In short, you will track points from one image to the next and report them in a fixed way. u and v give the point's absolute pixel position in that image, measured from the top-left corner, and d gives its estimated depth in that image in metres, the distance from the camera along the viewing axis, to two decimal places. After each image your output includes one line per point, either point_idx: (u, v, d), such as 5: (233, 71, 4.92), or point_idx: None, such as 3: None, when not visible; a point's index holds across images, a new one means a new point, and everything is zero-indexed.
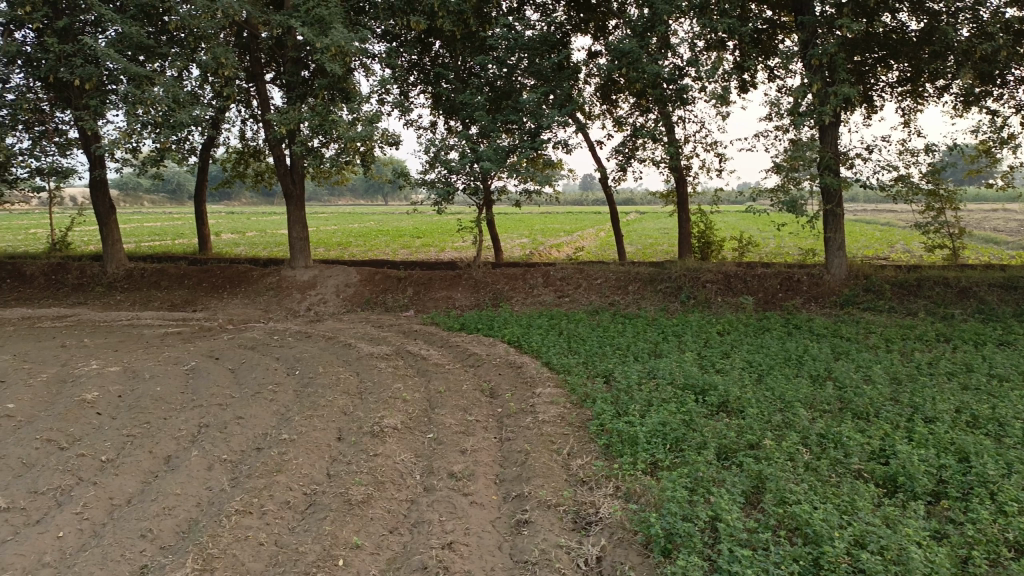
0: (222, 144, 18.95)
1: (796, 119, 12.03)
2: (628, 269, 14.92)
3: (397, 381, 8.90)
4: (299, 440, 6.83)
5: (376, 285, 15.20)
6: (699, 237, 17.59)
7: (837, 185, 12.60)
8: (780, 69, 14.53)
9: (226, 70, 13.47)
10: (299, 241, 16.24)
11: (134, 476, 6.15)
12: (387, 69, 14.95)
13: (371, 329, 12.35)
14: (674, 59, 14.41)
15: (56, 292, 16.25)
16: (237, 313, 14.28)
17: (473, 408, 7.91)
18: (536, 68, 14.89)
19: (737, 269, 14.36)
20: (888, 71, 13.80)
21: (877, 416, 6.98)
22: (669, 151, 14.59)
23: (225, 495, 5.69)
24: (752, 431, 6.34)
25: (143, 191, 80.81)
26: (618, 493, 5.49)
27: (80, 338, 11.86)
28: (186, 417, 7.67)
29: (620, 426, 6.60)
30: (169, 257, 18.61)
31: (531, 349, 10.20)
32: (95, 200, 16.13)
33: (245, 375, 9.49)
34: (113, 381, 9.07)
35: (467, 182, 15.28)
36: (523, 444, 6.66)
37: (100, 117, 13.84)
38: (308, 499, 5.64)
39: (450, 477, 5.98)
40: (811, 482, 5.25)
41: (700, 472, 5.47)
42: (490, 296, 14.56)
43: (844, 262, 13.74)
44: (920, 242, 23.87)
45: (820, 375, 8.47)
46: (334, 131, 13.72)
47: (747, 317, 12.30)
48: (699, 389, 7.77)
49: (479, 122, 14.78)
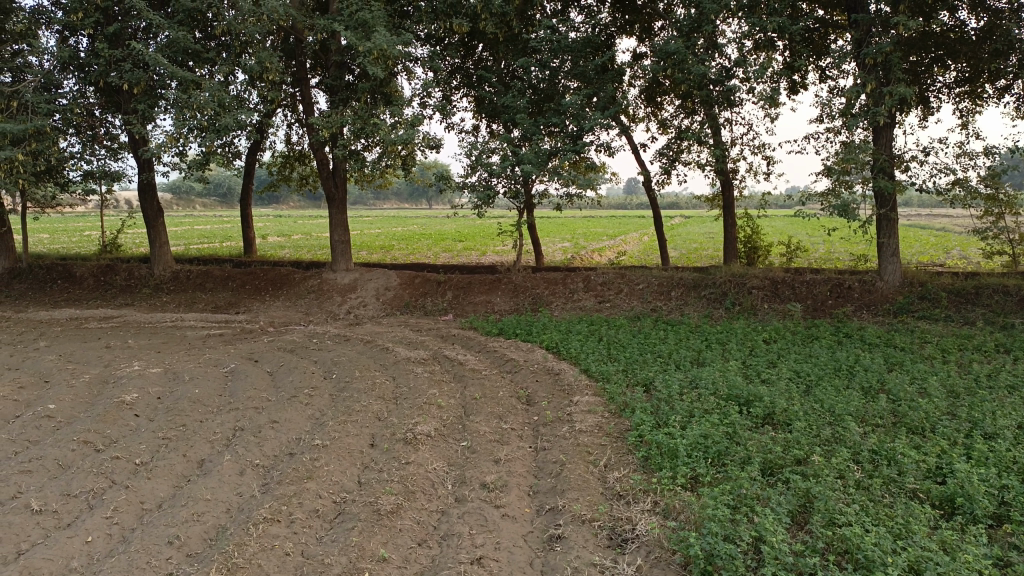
0: (268, 148, 19.15)
1: (849, 120, 11.63)
2: (671, 274, 14.61)
3: (433, 386, 8.78)
4: (332, 445, 6.74)
5: (416, 289, 15.15)
6: (746, 242, 17.16)
7: (892, 189, 12.15)
8: (833, 70, 14.11)
9: (270, 74, 13.54)
10: (341, 245, 16.29)
11: (166, 480, 6.16)
12: (429, 72, 14.91)
13: (410, 333, 12.28)
14: (720, 60, 14.09)
15: (104, 293, 16.58)
16: (278, 316, 14.36)
17: (509, 415, 7.75)
18: (579, 70, 14.69)
19: (785, 275, 13.95)
20: (946, 71, 13.21)
21: (934, 432, 6.61)
22: (716, 153, 14.24)
23: (254, 502, 5.63)
24: (799, 446, 6.05)
25: (195, 195, 82.75)
26: (656, 509, 5.26)
27: (124, 339, 12.03)
28: (221, 420, 7.66)
29: (660, 437, 6.36)
30: (215, 259, 18.86)
31: (570, 355, 10.00)
32: (144, 202, 16.40)
33: (282, 378, 9.49)
34: (153, 383, 9.15)
35: (508, 185, 15.16)
36: (558, 454, 6.46)
37: (147, 122, 14.06)
38: (337, 507, 5.53)
39: (482, 488, 5.82)
40: (862, 502, 4.95)
41: (744, 489, 5.21)
42: (530, 300, 14.39)
43: (898, 269, 13.21)
44: (979, 248, 22.97)
45: (872, 387, 8.09)
46: (375, 134, 13.70)
47: (794, 325, 11.91)
48: (744, 400, 7.48)
49: (521, 125, 14.60)
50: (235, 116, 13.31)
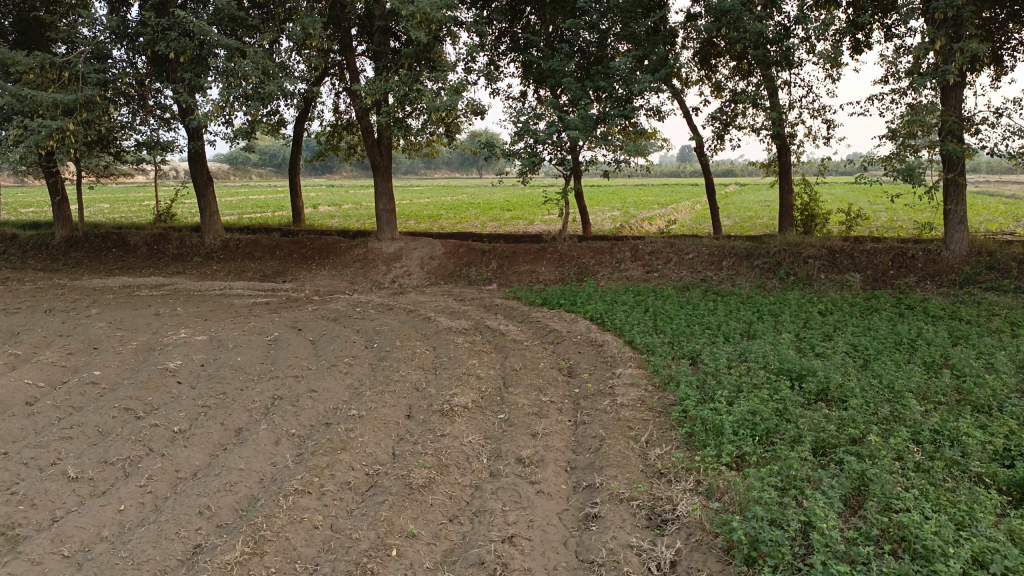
0: (316, 117, 19.11)
1: (916, 80, 10.97)
2: (722, 243, 14.13)
3: (473, 357, 8.62)
4: (368, 416, 6.64)
5: (461, 258, 14.99)
6: (802, 209, 16.50)
7: (961, 153, 11.46)
8: (900, 27, 13.34)
9: (313, 40, 13.40)
10: (386, 213, 16.20)
11: (202, 449, 6.17)
12: (475, 36, 14.58)
13: (453, 303, 12.14)
14: (779, 18, 13.44)
15: (157, 261, 16.84)
16: (324, 284, 14.37)
17: (549, 388, 7.54)
18: (629, 32, 14.19)
19: (844, 244, 13.35)
20: (1022, 28, 12.37)
21: (1001, 411, 6.17)
22: (772, 117, 13.63)
23: (287, 473, 5.58)
24: (854, 425, 5.71)
25: (251, 166, 84.20)
26: (699, 489, 5.01)
27: (173, 307, 12.17)
28: (261, 389, 7.64)
29: (705, 413, 6.08)
30: (264, 228, 18.99)
31: (614, 327, 9.71)
32: (194, 172, 16.52)
33: (324, 346, 9.44)
34: (198, 350, 9.20)
35: (554, 152, 14.81)
36: (598, 429, 6.24)
37: (194, 91, 14.08)
38: (369, 480, 5.42)
39: (518, 463, 5.64)
40: (921, 486, 4.62)
41: (793, 470, 4.91)
42: (575, 270, 14.10)
43: (966, 237, 12.52)
44: None
45: (935, 363, 7.63)
46: (419, 101, 13.46)
47: (852, 296, 11.38)
48: (795, 375, 7.13)
49: (567, 89, 14.19)
50: (279, 83, 13.22)
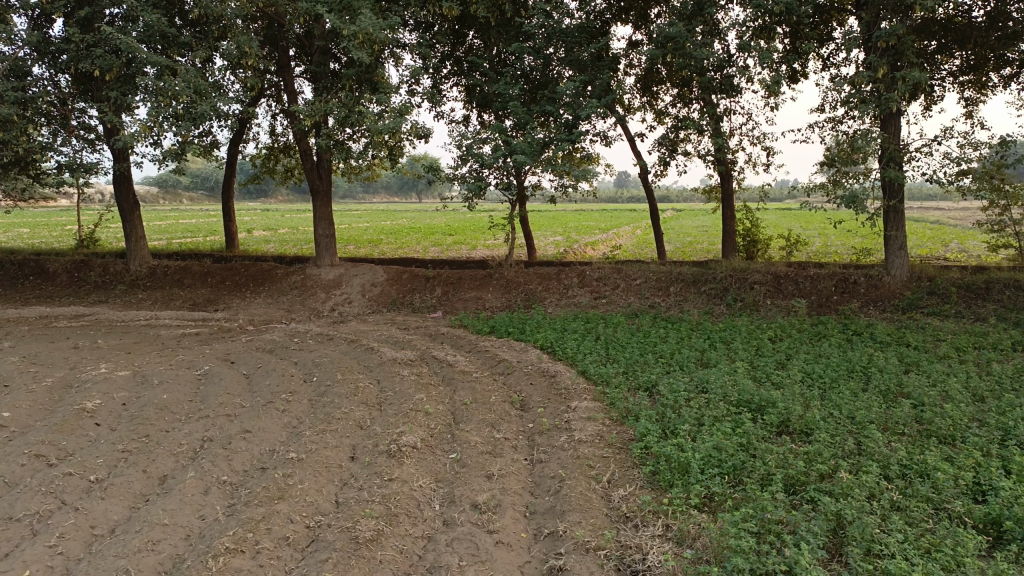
0: (252, 139, 18.43)
1: (860, 108, 11.07)
2: (669, 269, 14.03)
3: (420, 390, 8.17)
4: (308, 459, 6.13)
5: (404, 285, 14.53)
6: (744, 235, 16.60)
7: (901, 180, 11.62)
8: (836, 57, 13.59)
9: (249, 59, 12.85)
10: (325, 238, 15.63)
11: (122, 501, 5.57)
12: (418, 58, 14.27)
13: (397, 332, 11.66)
14: (721, 45, 13.54)
15: (78, 290, 15.86)
16: (259, 313, 13.71)
17: (501, 423, 7.16)
18: (574, 57, 14.09)
19: (788, 270, 13.40)
20: (950, 59, 12.70)
21: (965, 442, 6.05)
22: (716, 143, 13.66)
23: (218, 527, 5.05)
24: (822, 460, 5.49)
25: (183, 188, 81.80)
26: (668, 535, 4.71)
27: (94, 339, 11.36)
28: (189, 430, 7.03)
29: (669, 450, 5.79)
30: (194, 253, 18.14)
31: (566, 356, 9.41)
32: (119, 195, 15.65)
33: (259, 380, 8.86)
34: (120, 387, 8.51)
35: (500, 176, 14.54)
36: (557, 468, 5.89)
37: (121, 110, 13.36)
38: (310, 534, 4.93)
39: (473, 509, 5.24)
40: (900, 526, 4.40)
41: (768, 513, 4.65)
42: (522, 297, 13.79)
43: (906, 262, 12.69)
44: (978, 242, 22.49)
45: (891, 391, 7.54)
46: (360, 123, 13.05)
47: (800, 322, 11.37)
48: (755, 407, 6.92)
49: (513, 113, 13.98)
50: (211, 103, 12.61)
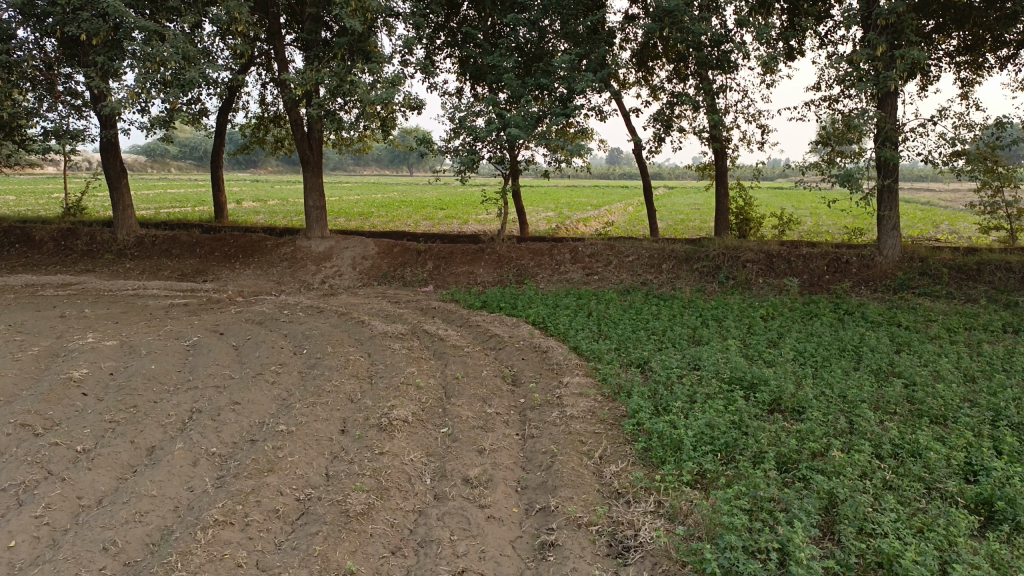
0: (242, 108, 18.16)
1: (857, 86, 10.98)
2: (662, 246, 13.98)
3: (411, 364, 8.12)
4: (297, 432, 6.08)
5: (395, 258, 14.42)
6: (737, 213, 16.54)
7: (895, 160, 11.57)
8: (834, 35, 13.46)
9: (239, 25, 12.60)
10: (316, 211, 15.48)
11: (109, 472, 5.51)
12: (411, 28, 14.04)
13: (388, 306, 11.59)
14: (719, 20, 13.38)
15: (64, 258, 15.68)
16: (248, 285, 13.58)
17: (493, 398, 7.13)
18: (569, 30, 13.90)
19: (781, 249, 13.37)
20: (947, 39, 12.59)
21: (956, 422, 6.05)
22: (712, 119, 13.55)
23: (207, 499, 5.00)
24: (815, 438, 5.49)
25: (171, 157, 80.97)
26: (660, 511, 4.70)
27: (81, 308, 11.24)
28: (177, 401, 6.96)
29: (661, 426, 5.77)
30: (183, 223, 17.93)
31: (558, 332, 9.37)
32: (106, 163, 15.42)
33: (248, 352, 8.78)
34: (107, 357, 8.42)
35: (493, 150, 14.39)
36: (548, 443, 5.87)
37: (108, 76, 13.12)
38: (300, 507, 4.89)
39: (464, 484, 5.21)
40: (893, 505, 4.40)
41: (760, 490, 4.64)
42: (514, 272, 13.72)
43: (899, 243, 12.67)
44: (969, 223, 22.54)
45: (883, 370, 7.54)
46: (352, 93, 12.85)
47: (792, 301, 11.37)
48: (747, 384, 6.91)
49: (507, 86, 13.80)
50: (200, 70, 12.38)
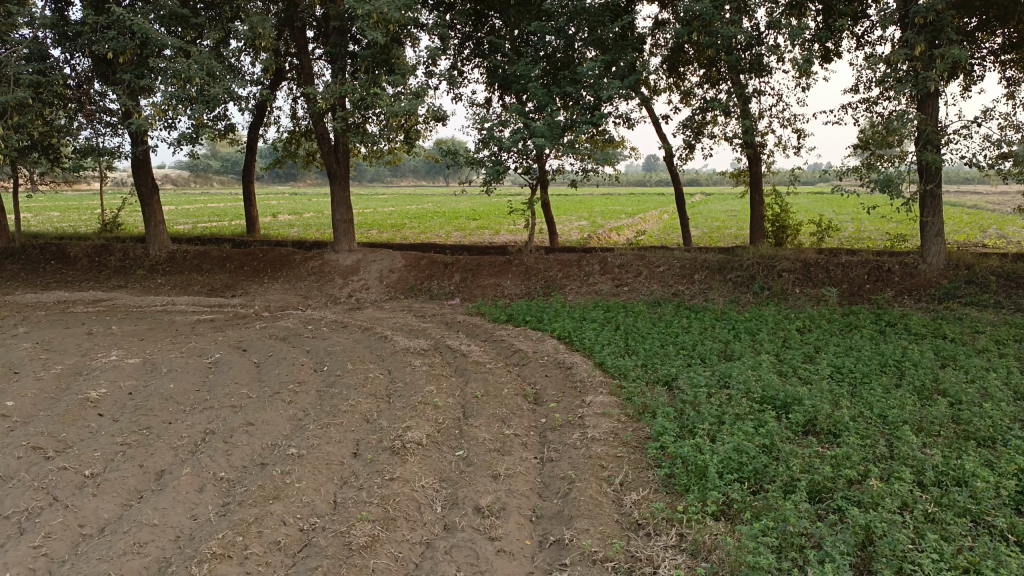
0: (273, 122, 18.23)
1: (895, 88, 10.53)
2: (694, 255, 13.59)
3: (431, 382, 7.91)
4: (308, 455, 5.89)
5: (422, 271, 14.27)
6: (774, 220, 16.05)
7: (938, 164, 11.06)
8: (872, 35, 13.00)
9: (263, 40, 12.60)
10: (343, 224, 15.41)
11: (114, 498, 5.39)
12: (436, 40, 13.92)
13: (413, 320, 11.41)
14: (751, 22, 13.01)
15: (98, 275, 15.85)
16: (275, 299, 13.53)
17: (513, 418, 6.88)
18: (596, 37, 13.64)
19: (819, 257, 12.89)
20: (991, 37, 12.04)
21: (1006, 445, 5.64)
22: (744, 125, 13.17)
23: (209, 529, 4.84)
24: (851, 465, 5.14)
25: (212, 172, 82.45)
26: (682, 546, 4.42)
27: (108, 325, 11.26)
28: (191, 422, 6.84)
29: (686, 451, 5.47)
30: (214, 238, 18.00)
31: (583, 347, 9.07)
32: (138, 179, 15.55)
33: (268, 370, 8.66)
34: (127, 376, 8.37)
35: (519, 161, 14.19)
36: (567, 469, 5.59)
37: (136, 93, 13.21)
38: (303, 539, 4.70)
39: (475, 513, 4.96)
40: (935, 541, 4.04)
41: (790, 525, 4.33)
42: (542, 284, 13.47)
43: (943, 250, 12.12)
44: (1018, 228, 21.72)
45: (925, 388, 7.11)
46: (376, 106, 12.72)
47: (830, 312, 10.91)
48: (780, 404, 6.56)
49: (533, 95, 13.58)
50: (225, 86, 12.42)
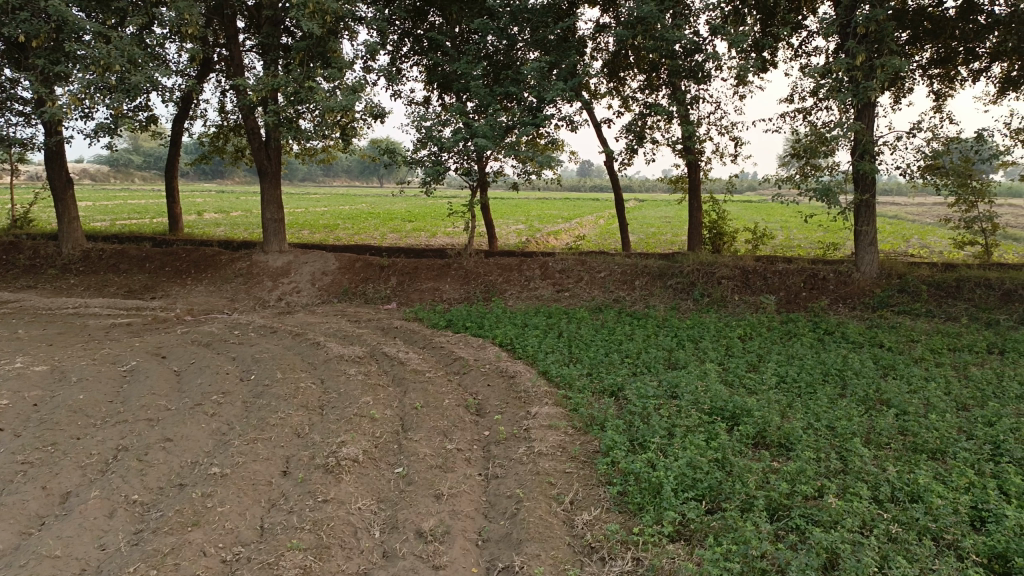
0: (200, 115, 17.38)
1: (836, 98, 10.61)
2: (635, 261, 13.50)
3: (367, 392, 7.49)
4: (232, 475, 5.41)
5: (356, 274, 13.77)
6: (711, 227, 16.13)
7: (874, 173, 11.21)
8: (808, 46, 13.15)
9: (190, 28, 11.89)
10: (274, 223, 14.76)
11: (11, 526, 4.82)
12: (374, 34, 13.45)
13: (347, 325, 10.93)
14: (692, 28, 13.00)
15: (4, 274, 14.79)
16: (199, 302, 12.83)
17: (455, 430, 6.53)
18: (538, 38, 13.41)
19: (757, 264, 12.96)
20: (920, 52, 12.23)
21: (955, 457, 5.59)
22: (685, 131, 13.14)
23: (119, 561, 4.35)
24: (807, 480, 4.98)
25: (134, 168, 79.11)
26: (639, 571, 4.16)
27: (14, 328, 10.42)
28: (102, 438, 6.26)
29: (638, 466, 5.23)
30: (134, 236, 17.05)
31: (526, 355, 8.79)
32: (51, 173, 14.55)
33: (190, 378, 8.08)
34: (32, 385, 7.67)
35: (460, 161, 13.83)
36: (513, 486, 5.29)
37: (49, 80, 12.31)
38: (225, 571, 4.26)
39: (417, 538, 4.60)
40: (900, 565, 3.90)
41: (750, 547, 4.13)
42: (482, 288, 13.14)
43: (877, 259, 12.32)
44: (939, 238, 22.46)
45: (869, 398, 7.07)
46: (310, 100, 12.19)
47: (769, 319, 10.92)
48: (729, 415, 6.41)
49: (475, 95, 13.27)
50: (148, 75, 11.67)
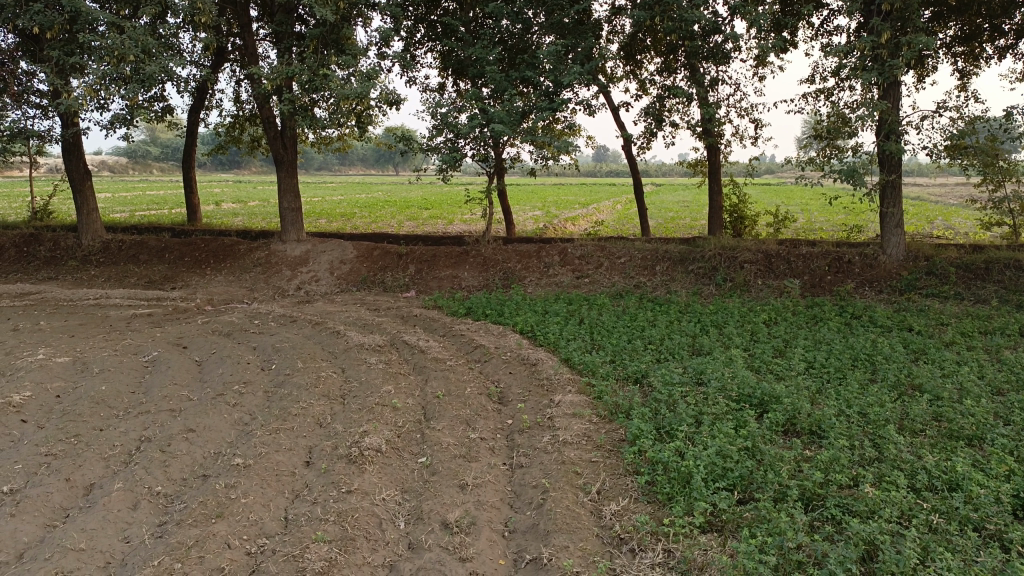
0: (216, 105, 17.34)
1: (860, 77, 10.36)
2: (655, 247, 13.32)
3: (388, 381, 7.43)
4: (255, 466, 5.37)
5: (375, 262, 13.71)
6: (731, 211, 15.91)
7: (900, 153, 10.95)
8: (830, 25, 12.88)
9: (204, 16, 11.80)
10: (291, 212, 14.72)
11: (36, 519, 4.80)
12: (388, 20, 13.30)
13: (366, 314, 10.87)
14: (711, 9, 12.75)
15: (26, 266, 14.87)
16: (219, 292, 12.82)
17: (478, 419, 6.45)
18: (554, 21, 13.22)
19: (780, 248, 12.75)
20: (945, 30, 11.95)
21: (993, 444, 5.44)
22: (706, 114, 12.92)
23: (143, 554, 4.31)
24: (841, 469, 4.86)
25: (152, 159, 79.49)
26: (671, 564, 4.07)
27: (36, 320, 10.45)
28: (125, 429, 6.23)
29: (667, 456, 5.12)
30: (153, 227, 17.07)
31: (548, 342, 8.69)
32: (69, 164, 14.58)
33: (211, 368, 8.05)
34: (55, 376, 7.67)
35: (476, 148, 13.69)
36: (539, 476, 5.20)
37: (65, 72, 12.29)
38: (250, 563, 4.21)
39: (443, 530, 4.53)
40: (942, 556, 3.77)
41: (786, 539, 4.02)
42: (501, 276, 13.04)
43: (903, 241, 12.08)
44: (964, 219, 22.05)
45: (900, 383, 6.91)
46: (326, 88, 12.09)
47: (794, 304, 10.74)
48: (757, 403, 6.28)
49: (491, 80, 13.11)
50: (163, 64, 11.62)
